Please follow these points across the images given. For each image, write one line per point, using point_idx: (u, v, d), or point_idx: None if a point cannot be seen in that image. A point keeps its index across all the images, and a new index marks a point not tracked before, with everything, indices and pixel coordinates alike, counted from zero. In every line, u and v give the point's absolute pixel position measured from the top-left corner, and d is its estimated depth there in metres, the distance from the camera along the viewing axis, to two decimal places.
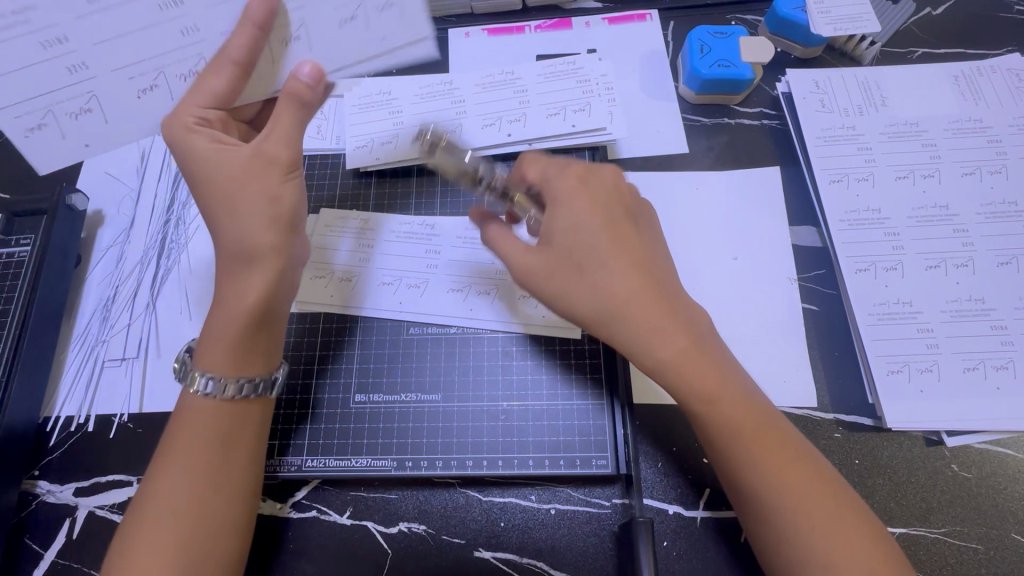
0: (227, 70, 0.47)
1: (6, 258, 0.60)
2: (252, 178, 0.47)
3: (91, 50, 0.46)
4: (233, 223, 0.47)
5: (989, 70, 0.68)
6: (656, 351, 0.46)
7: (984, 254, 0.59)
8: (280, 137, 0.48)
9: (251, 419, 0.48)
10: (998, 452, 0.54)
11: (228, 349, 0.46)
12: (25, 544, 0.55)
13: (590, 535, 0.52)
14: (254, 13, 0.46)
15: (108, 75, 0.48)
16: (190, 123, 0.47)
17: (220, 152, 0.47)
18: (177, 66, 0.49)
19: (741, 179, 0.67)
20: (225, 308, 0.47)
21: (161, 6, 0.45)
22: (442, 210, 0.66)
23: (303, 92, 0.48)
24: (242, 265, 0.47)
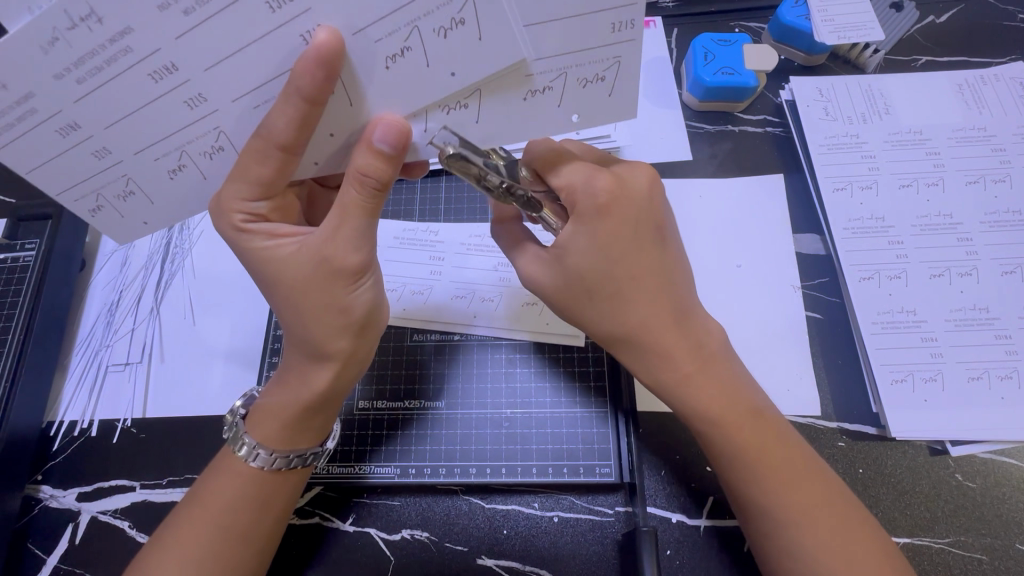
0: (274, 157, 0.39)
1: (12, 262, 0.61)
2: (314, 288, 0.43)
3: (105, 133, 0.37)
4: (302, 320, 0.44)
5: (993, 78, 0.68)
6: (660, 359, 0.47)
7: (988, 263, 0.59)
8: (346, 238, 0.42)
9: (290, 482, 0.48)
10: (1002, 462, 0.54)
11: (282, 427, 0.46)
12: (28, 549, 0.55)
13: (593, 543, 0.52)
14: (302, 86, 0.35)
15: (132, 159, 0.39)
16: (240, 222, 0.43)
17: (280, 250, 0.44)
18: (198, 144, 0.39)
19: (745, 187, 0.67)
20: (290, 388, 0.46)
21: (154, 76, 0.35)
22: (445, 217, 0.66)
23: (380, 168, 0.39)
24: (310, 359, 0.46)
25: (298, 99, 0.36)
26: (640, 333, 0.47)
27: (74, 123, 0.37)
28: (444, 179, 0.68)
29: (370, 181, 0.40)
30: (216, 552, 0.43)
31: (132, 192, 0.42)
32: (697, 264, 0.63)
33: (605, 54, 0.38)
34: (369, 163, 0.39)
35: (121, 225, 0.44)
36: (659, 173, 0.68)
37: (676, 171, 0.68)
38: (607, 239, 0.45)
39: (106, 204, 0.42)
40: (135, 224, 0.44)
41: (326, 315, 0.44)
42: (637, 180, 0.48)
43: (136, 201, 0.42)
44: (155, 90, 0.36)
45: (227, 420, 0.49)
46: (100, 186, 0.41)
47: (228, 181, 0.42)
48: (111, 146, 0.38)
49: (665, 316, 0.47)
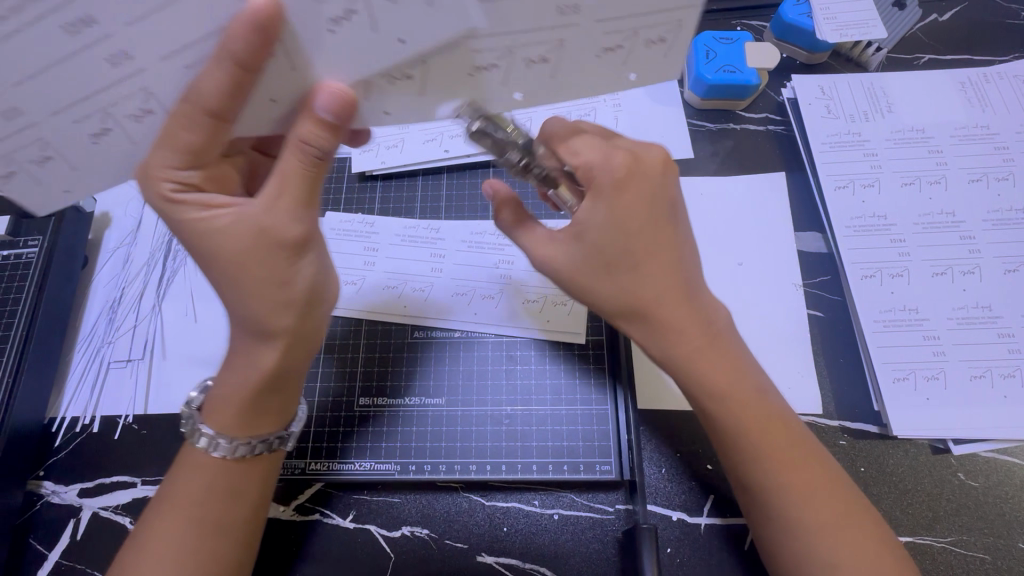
0: (203, 123, 0.39)
1: (15, 259, 0.61)
2: (251, 256, 0.42)
3: (17, 92, 0.35)
4: (242, 299, 0.43)
5: (996, 76, 0.68)
6: (677, 339, 0.45)
7: (991, 262, 0.59)
8: (287, 207, 0.42)
9: (259, 469, 0.48)
10: (1005, 461, 0.54)
11: (235, 412, 0.45)
12: (30, 544, 0.56)
13: (593, 541, 0.52)
14: (237, 50, 0.35)
15: (49, 120, 0.37)
16: (168, 192, 0.42)
17: (216, 221, 0.42)
18: (126, 105, 0.38)
19: (747, 185, 0.67)
20: (237, 370, 0.46)
21: (71, 28, 0.33)
22: (446, 215, 0.66)
23: (320, 135, 0.40)
24: (255, 340, 0.45)
25: (231, 64, 0.36)
26: (657, 312, 0.45)
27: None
28: (445, 177, 0.68)
29: (311, 150, 0.41)
30: (194, 540, 0.44)
31: (50, 154, 0.40)
32: None
33: (651, 22, 0.38)
34: (312, 132, 0.40)
35: (38, 190, 0.42)
36: None
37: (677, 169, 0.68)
38: (624, 213, 0.44)
39: (19, 169, 0.40)
40: (57, 189, 0.43)
41: (266, 289, 0.43)
42: (652, 159, 0.46)
43: (55, 165, 0.41)
44: (74, 48, 0.34)
45: (182, 414, 0.48)
46: (13, 150, 0.38)
47: (156, 148, 0.40)
48: (23, 106, 0.36)
49: (679, 293, 0.45)
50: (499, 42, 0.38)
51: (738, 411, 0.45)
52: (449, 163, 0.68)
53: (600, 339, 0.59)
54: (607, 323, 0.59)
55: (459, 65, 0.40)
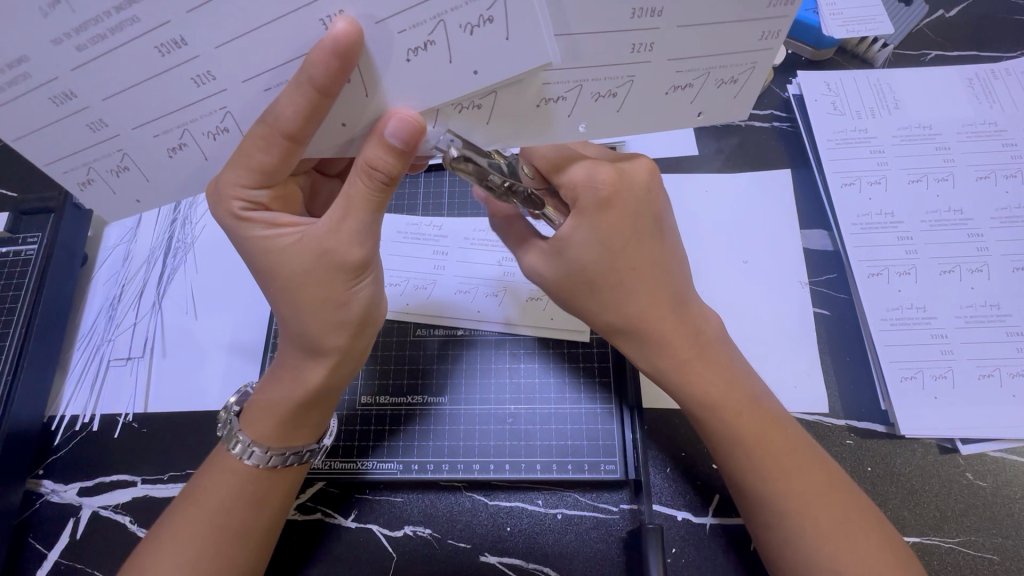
0: (279, 144, 0.38)
1: (13, 256, 0.61)
2: (314, 279, 0.42)
3: (104, 106, 0.35)
4: (296, 314, 0.43)
5: (1004, 73, 0.67)
6: (663, 349, 0.47)
7: (999, 260, 0.58)
8: (351, 231, 0.41)
9: (287, 482, 0.47)
10: (1013, 460, 0.53)
11: (276, 423, 0.45)
12: (29, 544, 0.55)
13: (597, 541, 0.52)
14: (315, 75, 0.34)
15: (131, 133, 0.37)
16: (239, 211, 0.42)
17: (280, 241, 0.42)
18: (202, 124, 0.38)
19: (752, 182, 0.66)
20: (284, 384, 0.46)
21: (161, 49, 0.33)
22: (449, 212, 0.65)
23: (385, 161, 0.38)
24: (303, 354, 0.45)
25: (309, 88, 0.35)
26: (641, 323, 0.46)
27: (71, 92, 0.34)
28: (448, 174, 0.67)
29: (378, 176, 0.39)
30: (215, 549, 0.43)
31: (128, 167, 0.39)
32: (703, 259, 0.62)
33: (727, 63, 0.39)
34: (377, 157, 0.38)
35: (112, 201, 0.42)
36: (665, 168, 0.68)
37: (682, 166, 0.68)
38: (608, 229, 0.45)
39: (97, 178, 0.40)
40: (128, 202, 0.42)
41: (325, 310, 0.43)
42: (637, 171, 0.46)
43: (130, 178, 0.40)
44: (160, 64, 0.34)
45: (221, 418, 0.49)
46: (94, 159, 0.38)
47: (228, 166, 0.40)
48: (109, 118, 0.36)
49: (662, 305, 0.46)
50: (572, 73, 0.38)
51: (729, 426, 0.45)
52: None
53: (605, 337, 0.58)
54: None
55: (528, 93, 0.38)
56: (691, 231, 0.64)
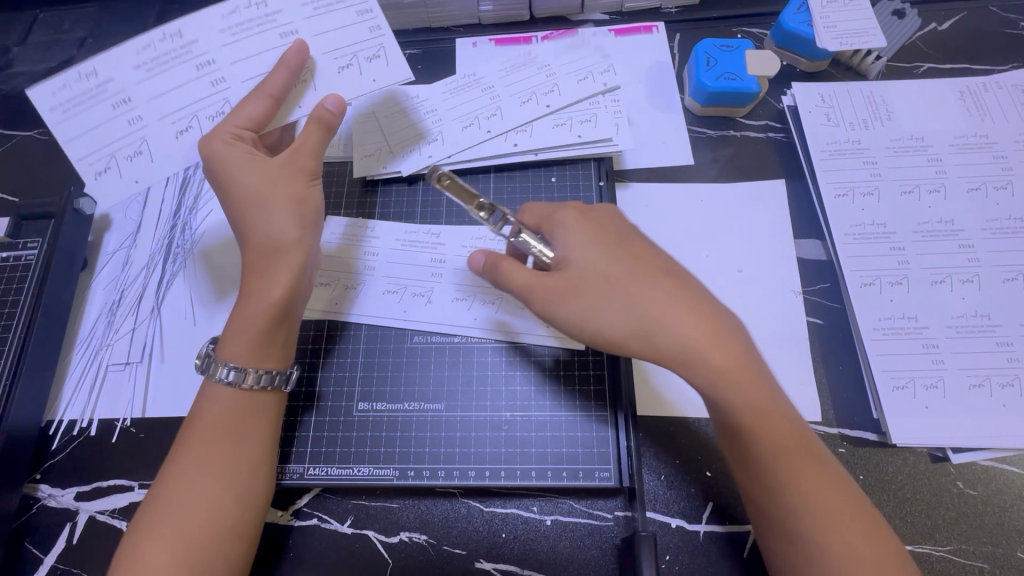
0: (265, 101, 0.53)
1: (14, 261, 0.61)
2: (273, 184, 0.51)
3: (147, 105, 0.55)
4: (261, 219, 0.50)
5: (995, 85, 0.68)
6: (693, 360, 0.45)
7: (990, 271, 0.59)
8: (308, 146, 0.53)
9: (268, 408, 0.49)
10: (1003, 469, 0.54)
11: (248, 341, 0.48)
12: (25, 548, 0.55)
13: (592, 548, 0.52)
14: (290, 61, 0.54)
15: (154, 125, 0.55)
16: (229, 139, 0.52)
17: (245, 159, 0.51)
18: (206, 111, 0.55)
19: (746, 191, 0.67)
20: (250, 301, 0.49)
21: (197, 66, 0.56)
22: (447, 219, 0.66)
23: (330, 118, 0.54)
24: (270, 258, 0.50)
25: (283, 67, 0.54)
26: (663, 324, 0.46)
27: (127, 100, 0.55)
28: None
29: (325, 124, 0.54)
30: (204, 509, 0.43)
31: (140, 152, 0.55)
32: (698, 268, 0.63)
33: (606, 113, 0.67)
34: (323, 113, 0.53)
35: (118, 184, 0.55)
36: (661, 178, 0.69)
37: (677, 176, 0.69)
38: (596, 244, 0.50)
39: (112, 165, 0.54)
40: (130, 183, 0.55)
41: (286, 203, 0.51)
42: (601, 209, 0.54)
43: (139, 160, 0.55)
44: (176, 63, 0.55)
45: (196, 362, 0.51)
46: (117, 145, 0.54)
47: (231, 115, 0.53)
48: (143, 113, 0.55)
49: (680, 309, 0.46)
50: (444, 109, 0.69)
51: (758, 436, 0.44)
52: (450, 167, 0.68)
53: None
54: None
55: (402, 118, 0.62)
56: (686, 240, 0.65)
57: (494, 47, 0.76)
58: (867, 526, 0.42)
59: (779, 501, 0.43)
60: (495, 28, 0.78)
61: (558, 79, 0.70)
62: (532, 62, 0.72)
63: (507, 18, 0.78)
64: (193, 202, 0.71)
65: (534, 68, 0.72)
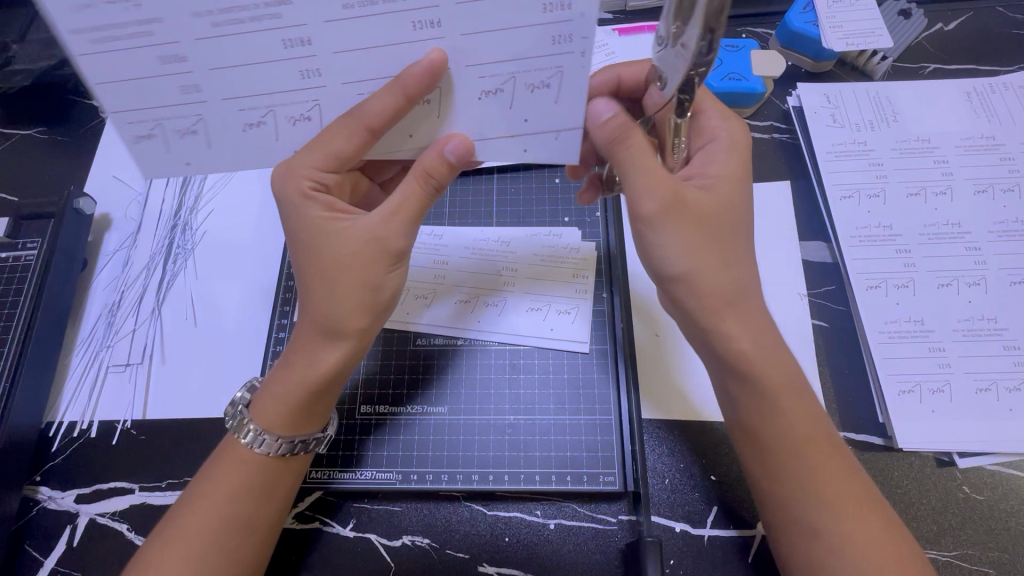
0: (360, 137, 0.43)
1: (13, 261, 0.61)
2: (354, 262, 0.44)
3: (207, 73, 0.41)
4: (328, 300, 0.45)
5: (1002, 87, 0.68)
6: (736, 341, 0.45)
7: (997, 273, 0.59)
8: (399, 225, 0.45)
9: (289, 471, 0.47)
10: (1009, 474, 0.53)
11: (285, 413, 0.46)
12: (25, 551, 0.55)
13: (596, 552, 0.52)
14: (408, 86, 0.40)
15: (215, 102, 0.43)
16: (307, 188, 0.45)
17: (337, 225, 0.45)
18: (290, 108, 0.43)
19: (751, 193, 0.66)
20: (295, 369, 0.46)
21: (287, 44, 0.40)
22: (450, 221, 0.65)
23: (441, 170, 0.44)
24: (323, 337, 0.46)
25: (400, 95, 0.40)
26: (733, 301, 0.46)
27: (182, 56, 0.40)
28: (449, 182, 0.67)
29: (430, 182, 0.44)
30: (221, 541, 0.43)
31: (195, 131, 0.44)
32: None
33: None
34: (434, 163, 0.44)
35: (162, 160, 0.46)
36: None
37: None
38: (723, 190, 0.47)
39: (159, 133, 0.44)
40: (179, 163, 0.46)
41: (357, 291, 0.45)
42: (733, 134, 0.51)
43: (154, 144, 0.45)
44: (282, 54, 0.40)
45: (230, 406, 0.49)
46: (168, 117, 0.43)
47: (306, 151, 0.45)
48: (204, 85, 0.42)
49: (746, 294, 0.46)
50: None
51: (788, 424, 0.45)
52: None
53: (606, 348, 0.58)
54: (612, 332, 0.59)
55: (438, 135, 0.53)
56: None
57: None
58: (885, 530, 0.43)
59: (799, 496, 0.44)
60: None
61: None
62: None
63: None
64: (195, 202, 0.71)
65: None
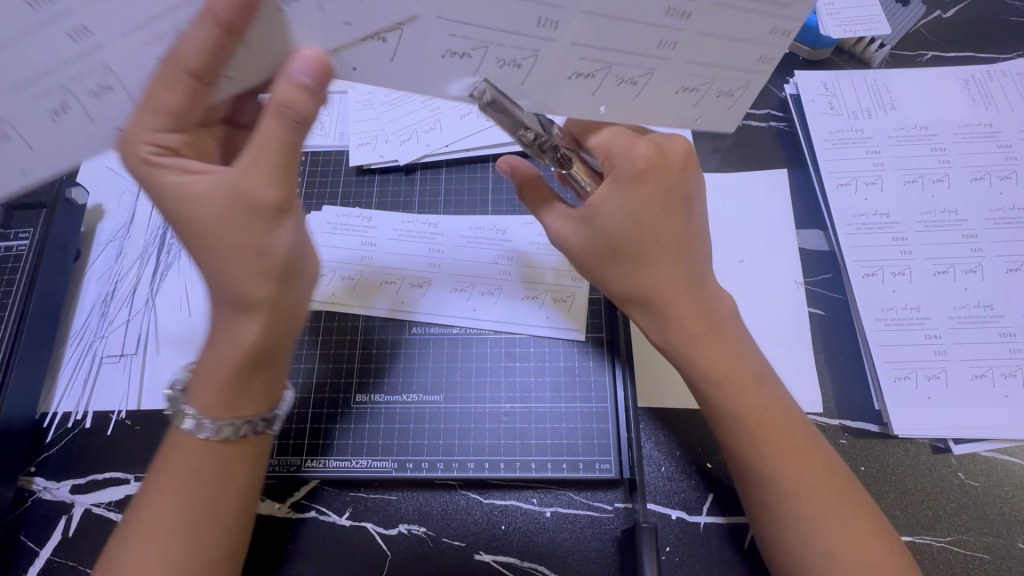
0: (183, 83, 0.39)
1: (5, 252, 0.60)
2: (227, 225, 0.40)
3: (3, 53, 0.35)
4: (221, 273, 0.41)
5: (1000, 74, 0.67)
6: (680, 325, 0.47)
7: (994, 260, 0.59)
8: (263, 172, 0.39)
9: (246, 453, 0.46)
10: (1005, 460, 0.54)
11: (218, 389, 0.43)
12: (20, 541, 0.55)
13: (592, 540, 0.52)
14: (217, 11, 0.36)
15: (29, 86, 0.37)
16: (149, 155, 0.40)
17: (194, 186, 0.40)
18: (85, 82, 0.38)
19: (750, 181, 0.66)
20: (216, 345, 0.44)
21: (31, 1, 0.34)
22: (445, 209, 0.65)
23: (302, 103, 0.39)
24: (235, 312, 0.42)
25: (214, 26, 0.36)
26: (660, 295, 0.47)
27: (81, 27, 0.35)
28: (444, 171, 0.67)
29: (292, 117, 0.39)
30: (176, 540, 0.42)
31: (83, 107, 0.39)
32: None
33: None
34: (290, 97, 0.38)
35: (14, 163, 0.41)
36: None
37: None
38: (640, 202, 0.45)
39: (10, 131, 0.39)
40: (16, 170, 0.41)
41: (245, 258, 0.40)
42: (675, 155, 0.47)
43: (11, 147, 0.40)
44: (40, 16, 0.34)
45: (166, 396, 0.47)
46: (6, 111, 0.38)
47: (140, 112, 0.40)
48: (19, 64, 0.36)
49: (676, 275, 0.46)
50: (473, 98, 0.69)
51: (736, 398, 0.46)
52: (448, 157, 0.67)
53: (601, 336, 0.58)
54: (608, 321, 0.58)
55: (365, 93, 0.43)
56: None
57: None
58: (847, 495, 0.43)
59: (754, 464, 0.44)
60: None
61: None
62: None
63: None
64: None
65: None
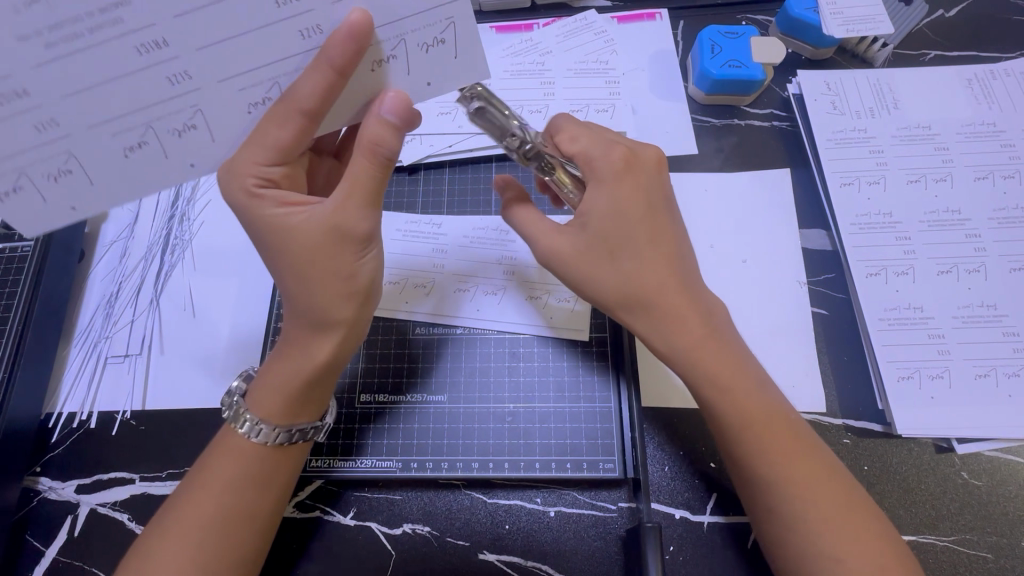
0: (295, 121, 0.40)
1: (10, 253, 0.60)
2: (323, 254, 0.44)
3: (58, 104, 0.36)
4: (303, 291, 0.45)
5: (1003, 73, 0.67)
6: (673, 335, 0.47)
7: (996, 260, 0.59)
8: (360, 207, 0.44)
9: (291, 459, 0.47)
10: (1007, 459, 0.54)
11: (286, 400, 0.46)
12: (27, 541, 0.55)
13: (596, 539, 0.52)
14: (333, 57, 0.37)
15: (80, 132, 0.37)
16: (253, 186, 0.43)
17: (292, 220, 0.44)
18: (169, 121, 0.38)
19: (753, 180, 0.66)
20: (293, 361, 0.46)
21: (140, 48, 0.35)
22: (448, 210, 0.65)
23: (386, 137, 0.42)
24: (313, 331, 0.46)
25: (327, 69, 0.38)
26: (652, 294, 0.47)
27: (24, 91, 0.35)
28: (448, 171, 0.67)
29: (381, 153, 0.43)
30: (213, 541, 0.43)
31: (70, 171, 0.39)
32: (706, 259, 0.62)
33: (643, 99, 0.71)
34: (378, 132, 0.41)
35: (39, 211, 0.40)
36: None
37: (682, 165, 0.68)
38: (622, 203, 0.48)
39: (25, 184, 0.38)
40: (64, 209, 0.40)
41: (333, 280, 0.45)
42: (647, 156, 0.51)
43: (18, 201, 0.39)
44: (136, 63, 0.36)
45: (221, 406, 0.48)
46: (29, 164, 0.37)
47: (246, 148, 0.42)
48: (60, 117, 0.36)
49: (666, 276, 0.48)
50: None
51: (734, 401, 0.46)
52: (451, 157, 0.67)
53: (604, 336, 0.58)
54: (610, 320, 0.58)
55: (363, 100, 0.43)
56: (694, 228, 0.64)
57: (495, 35, 0.75)
58: (849, 501, 0.43)
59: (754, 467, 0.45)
60: (496, 15, 0.76)
61: (559, 69, 0.72)
62: (533, 48, 0.73)
63: (508, 6, 0.76)
64: (192, 193, 0.70)
65: (536, 55, 0.73)
